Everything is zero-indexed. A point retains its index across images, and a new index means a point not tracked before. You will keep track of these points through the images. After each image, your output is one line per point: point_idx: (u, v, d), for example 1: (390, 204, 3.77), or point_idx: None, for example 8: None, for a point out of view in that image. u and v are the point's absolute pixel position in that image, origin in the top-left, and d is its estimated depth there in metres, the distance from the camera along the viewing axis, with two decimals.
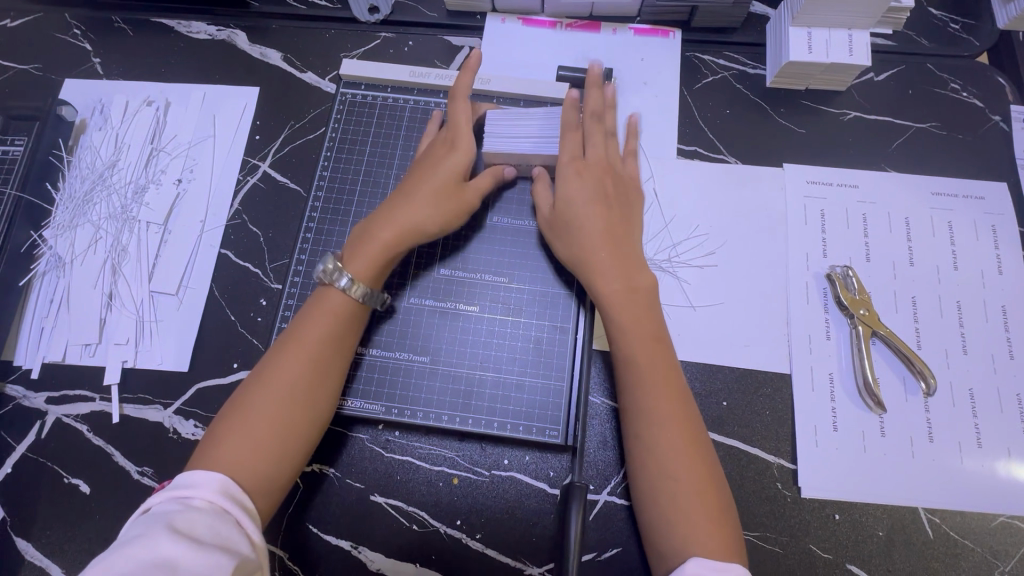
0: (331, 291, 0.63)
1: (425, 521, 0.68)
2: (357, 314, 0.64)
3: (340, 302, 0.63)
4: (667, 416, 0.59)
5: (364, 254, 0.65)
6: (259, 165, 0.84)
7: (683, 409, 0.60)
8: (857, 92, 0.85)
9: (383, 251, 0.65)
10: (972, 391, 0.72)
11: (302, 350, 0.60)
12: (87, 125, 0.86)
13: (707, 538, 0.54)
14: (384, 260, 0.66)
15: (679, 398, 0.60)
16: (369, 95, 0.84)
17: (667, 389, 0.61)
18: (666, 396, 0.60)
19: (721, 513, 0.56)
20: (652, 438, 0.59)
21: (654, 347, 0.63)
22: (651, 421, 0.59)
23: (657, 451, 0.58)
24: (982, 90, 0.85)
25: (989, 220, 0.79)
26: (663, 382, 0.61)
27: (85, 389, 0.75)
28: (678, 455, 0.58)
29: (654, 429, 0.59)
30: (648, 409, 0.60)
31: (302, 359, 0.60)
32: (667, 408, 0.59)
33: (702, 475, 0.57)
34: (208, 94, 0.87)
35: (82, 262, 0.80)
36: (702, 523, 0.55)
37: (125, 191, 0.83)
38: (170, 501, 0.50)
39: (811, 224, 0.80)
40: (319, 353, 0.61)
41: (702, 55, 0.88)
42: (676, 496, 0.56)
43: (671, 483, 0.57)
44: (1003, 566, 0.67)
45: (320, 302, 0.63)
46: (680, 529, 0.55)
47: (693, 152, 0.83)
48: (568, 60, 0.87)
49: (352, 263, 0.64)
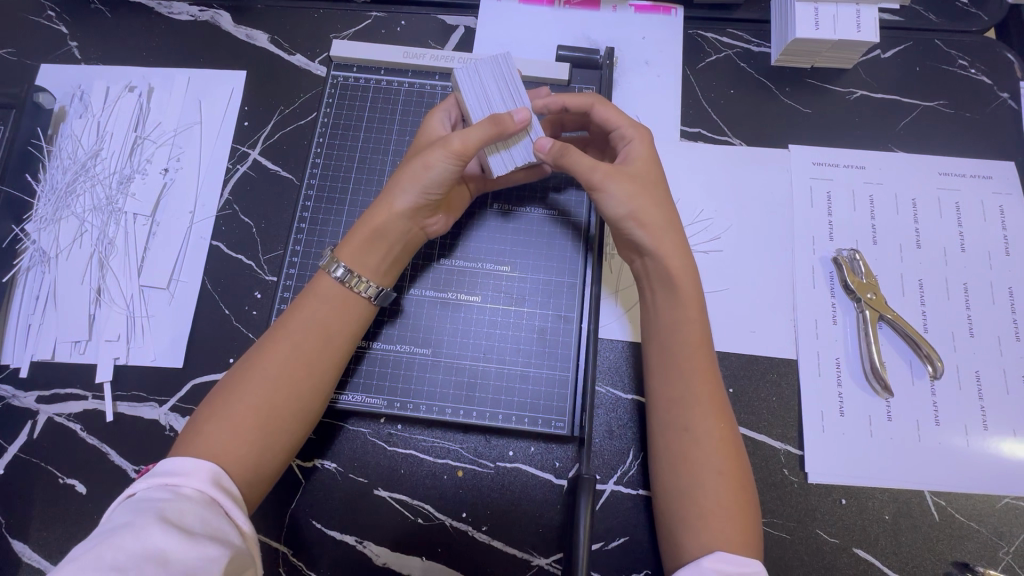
0: (323, 279, 0.61)
1: (430, 515, 0.68)
2: (362, 309, 0.61)
3: (338, 294, 0.60)
4: (703, 400, 0.58)
5: (352, 237, 0.62)
6: (249, 153, 0.80)
7: (717, 404, 0.58)
8: (864, 69, 0.83)
9: (368, 232, 0.61)
10: (978, 373, 0.72)
11: (296, 344, 0.57)
12: (67, 112, 0.83)
13: (733, 528, 0.53)
14: (368, 241, 0.61)
15: (715, 384, 0.59)
16: (362, 78, 0.81)
17: (704, 373, 0.59)
18: (704, 380, 0.59)
19: (747, 501, 0.55)
20: (691, 422, 0.57)
21: (698, 328, 0.61)
22: (687, 409, 0.58)
23: (695, 436, 0.57)
24: (991, 67, 0.83)
25: (996, 199, 0.78)
26: (701, 365, 0.59)
27: (76, 388, 0.73)
28: (716, 441, 0.57)
29: (694, 413, 0.58)
30: (688, 393, 0.58)
31: (296, 354, 0.57)
32: (707, 392, 0.58)
33: (732, 462, 0.56)
34: (192, 78, 0.84)
35: (68, 257, 0.77)
36: (729, 512, 0.54)
37: (110, 182, 0.79)
38: (159, 489, 0.48)
39: (818, 207, 0.78)
40: (315, 349, 0.58)
41: (705, 33, 0.85)
42: (709, 483, 0.55)
43: (704, 470, 0.56)
44: (1007, 547, 0.67)
45: (316, 294, 0.60)
46: (706, 519, 0.54)
47: (697, 133, 0.81)
48: (567, 39, 0.84)
49: (341, 246, 0.62)
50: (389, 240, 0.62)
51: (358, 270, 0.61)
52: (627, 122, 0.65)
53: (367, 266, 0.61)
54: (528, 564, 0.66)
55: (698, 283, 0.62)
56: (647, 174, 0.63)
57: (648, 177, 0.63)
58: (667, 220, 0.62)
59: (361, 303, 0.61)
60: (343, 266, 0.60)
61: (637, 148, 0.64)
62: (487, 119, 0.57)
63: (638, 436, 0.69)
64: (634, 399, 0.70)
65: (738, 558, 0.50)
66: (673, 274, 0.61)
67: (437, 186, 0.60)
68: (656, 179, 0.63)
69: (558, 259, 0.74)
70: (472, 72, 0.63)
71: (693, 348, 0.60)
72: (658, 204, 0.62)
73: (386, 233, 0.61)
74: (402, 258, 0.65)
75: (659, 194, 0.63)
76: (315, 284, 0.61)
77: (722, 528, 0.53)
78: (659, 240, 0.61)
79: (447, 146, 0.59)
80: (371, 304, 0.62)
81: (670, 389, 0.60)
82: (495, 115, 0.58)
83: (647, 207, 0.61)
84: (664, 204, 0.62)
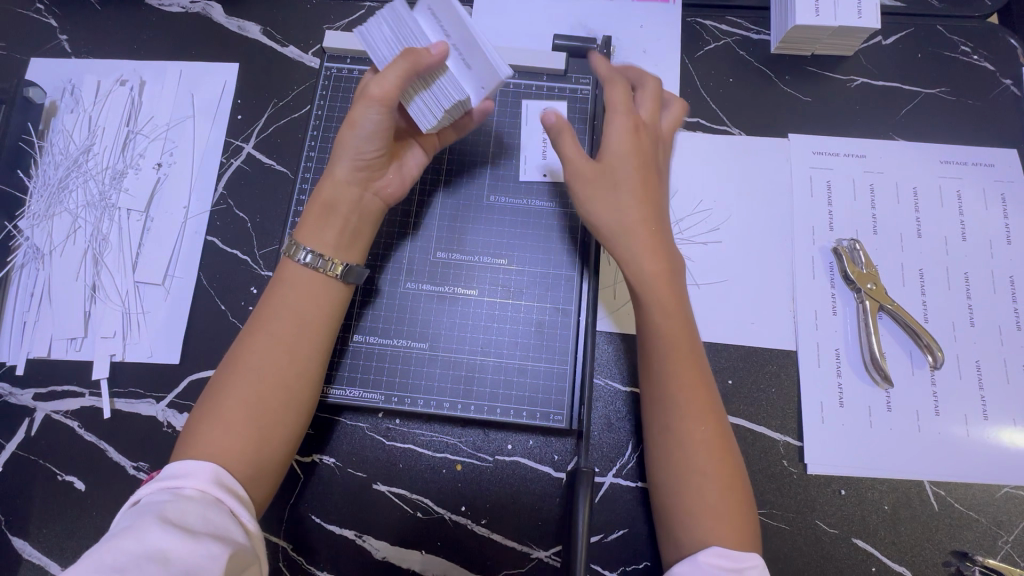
0: (289, 266, 0.60)
1: (429, 508, 0.68)
2: (340, 297, 0.61)
3: (306, 277, 0.59)
4: (688, 401, 0.57)
5: (307, 217, 0.61)
6: (243, 147, 0.80)
7: (707, 404, 0.57)
8: (865, 56, 0.82)
9: (320, 207, 0.61)
10: (979, 362, 0.71)
11: (273, 335, 0.56)
12: (58, 107, 0.81)
13: (724, 525, 0.53)
14: (322, 218, 0.60)
15: (701, 384, 0.58)
16: (356, 70, 0.80)
17: (688, 375, 0.58)
18: (685, 382, 0.57)
19: (740, 497, 0.55)
20: (673, 425, 0.57)
21: (677, 327, 0.59)
22: (671, 412, 0.57)
23: (677, 439, 0.56)
24: (994, 53, 0.82)
25: (997, 187, 0.77)
26: (684, 367, 0.58)
27: (73, 385, 0.73)
28: (698, 444, 0.56)
29: (675, 415, 0.57)
30: (669, 396, 0.57)
31: (275, 342, 0.56)
32: (687, 394, 0.57)
33: (721, 464, 0.55)
34: (184, 71, 0.82)
35: (62, 253, 0.76)
36: (719, 512, 0.53)
37: (102, 177, 0.79)
38: (162, 492, 0.48)
39: (817, 196, 0.78)
40: (293, 337, 0.57)
41: (703, 20, 0.83)
42: (698, 487, 0.55)
43: (690, 471, 0.55)
44: (1006, 536, 0.67)
45: (284, 280, 0.59)
46: (699, 521, 0.53)
47: (695, 123, 0.80)
48: (563, 28, 0.83)
49: (300, 229, 0.61)
50: (342, 214, 0.61)
51: (320, 250, 0.60)
52: (623, 106, 0.63)
53: (327, 242, 0.60)
54: (528, 557, 0.66)
55: (675, 281, 0.61)
56: (625, 169, 0.61)
57: (628, 168, 0.61)
58: (639, 217, 0.60)
59: (333, 284, 0.60)
60: (309, 250, 0.59)
61: (617, 138, 0.62)
62: (400, 57, 0.55)
63: (638, 429, 0.69)
64: (633, 392, 0.70)
65: (737, 556, 0.51)
66: (645, 271, 0.60)
67: (366, 137, 0.59)
68: (633, 170, 0.61)
69: (556, 252, 0.73)
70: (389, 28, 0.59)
71: (674, 351, 0.59)
72: (620, 194, 0.61)
73: (338, 205, 0.61)
74: (365, 228, 0.63)
75: (632, 185, 0.61)
76: (281, 271, 0.60)
77: (712, 527, 0.53)
78: (627, 237, 0.60)
79: (368, 95, 0.56)
80: (340, 282, 0.60)
81: (651, 391, 0.59)
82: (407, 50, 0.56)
83: (604, 202, 0.61)
84: (632, 195, 0.61)
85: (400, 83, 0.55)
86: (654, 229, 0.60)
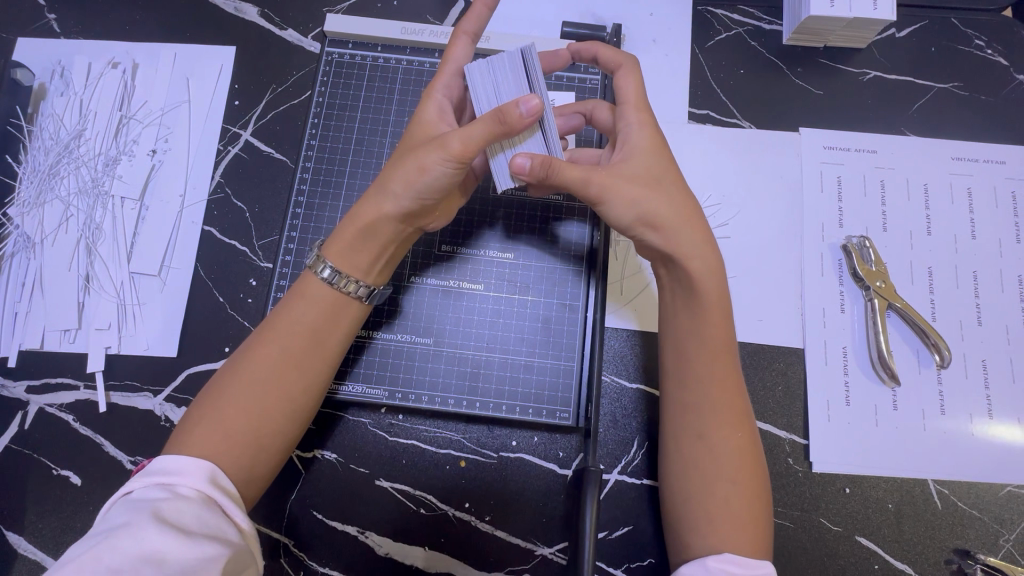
0: (311, 281, 0.57)
1: (432, 505, 0.67)
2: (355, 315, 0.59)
3: (328, 298, 0.57)
4: (724, 412, 0.56)
5: (344, 233, 0.57)
6: (241, 134, 0.77)
7: (737, 410, 0.57)
8: (878, 49, 0.80)
9: (359, 230, 0.56)
10: (985, 361, 0.71)
11: (284, 347, 0.54)
12: (47, 90, 0.78)
13: (741, 536, 0.52)
14: (359, 239, 0.56)
15: (737, 394, 0.57)
16: (358, 55, 0.77)
17: (727, 382, 0.57)
18: (725, 389, 0.57)
19: (760, 515, 0.54)
20: (708, 430, 0.56)
21: (721, 336, 0.58)
22: (708, 419, 0.56)
23: (711, 444, 0.56)
24: (1008, 47, 0.80)
25: (1009, 185, 0.76)
26: (723, 377, 0.57)
27: (67, 378, 0.71)
28: (730, 451, 0.55)
29: (710, 422, 0.56)
30: (709, 398, 0.57)
31: (286, 357, 0.54)
32: (727, 401, 0.57)
33: (746, 474, 0.55)
34: (179, 54, 0.80)
35: (54, 243, 0.74)
36: (738, 521, 0.53)
37: (95, 164, 0.76)
38: (155, 488, 0.46)
39: (827, 192, 0.76)
40: (305, 355, 0.55)
41: (715, 9, 0.81)
42: (717, 493, 0.54)
43: (716, 481, 0.55)
44: (1008, 535, 0.67)
45: (304, 297, 0.56)
46: (716, 524, 0.53)
47: (705, 116, 0.78)
48: (572, 16, 0.80)
49: (330, 243, 0.57)
50: (380, 241, 0.57)
51: (348, 271, 0.57)
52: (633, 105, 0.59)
53: (358, 267, 0.57)
54: (531, 553, 0.65)
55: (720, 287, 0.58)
56: (648, 169, 0.57)
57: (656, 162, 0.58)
58: (677, 213, 0.57)
59: (352, 305, 0.58)
60: (331, 267, 0.56)
61: (636, 135, 0.58)
62: (488, 113, 0.50)
63: (641, 426, 0.68)
64: (638, 389, 0.69)
65: (746, 561, 0.51)
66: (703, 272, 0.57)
67: (432, 191, 0.55)
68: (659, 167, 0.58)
69: (565, 247, 0.72)
70: (533, 58, 0.53)
71: (715, 358, 0.58)
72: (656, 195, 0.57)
73: (378, 232, 0.57)
74: (393, 257, 0.61)
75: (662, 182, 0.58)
76: (301, 283, 0.58)
77: (731, 535, 0.52)
78: (665, 239, 0.57)
79: (445, 146, 0.53)
80: (363, 305, 0.59)
81: (688, 399, 0.58)
82: (499, 108, 0.50)
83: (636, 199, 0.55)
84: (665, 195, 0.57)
85: (481, 144, 0.52)
86: (697, 224, 0.58)
